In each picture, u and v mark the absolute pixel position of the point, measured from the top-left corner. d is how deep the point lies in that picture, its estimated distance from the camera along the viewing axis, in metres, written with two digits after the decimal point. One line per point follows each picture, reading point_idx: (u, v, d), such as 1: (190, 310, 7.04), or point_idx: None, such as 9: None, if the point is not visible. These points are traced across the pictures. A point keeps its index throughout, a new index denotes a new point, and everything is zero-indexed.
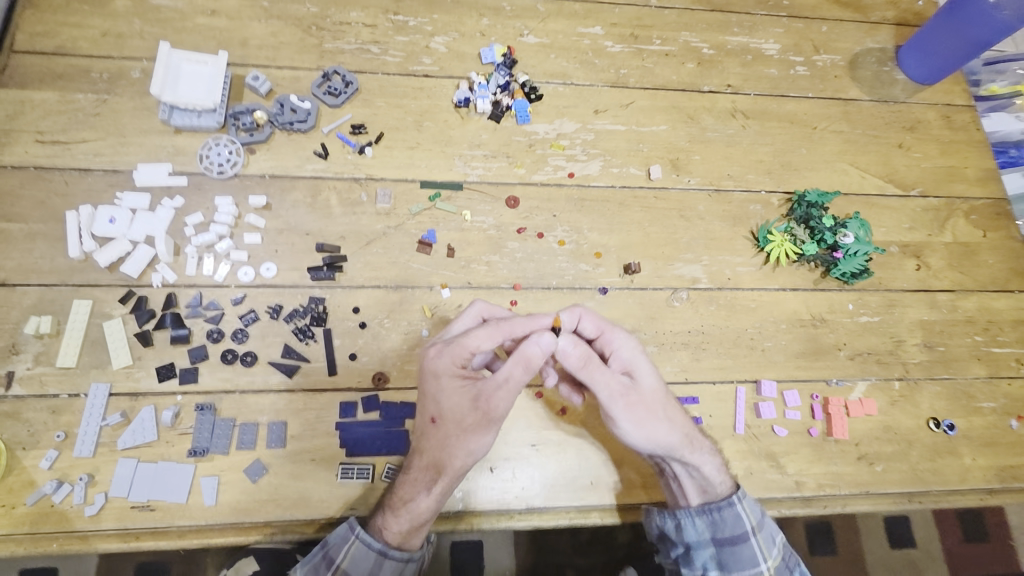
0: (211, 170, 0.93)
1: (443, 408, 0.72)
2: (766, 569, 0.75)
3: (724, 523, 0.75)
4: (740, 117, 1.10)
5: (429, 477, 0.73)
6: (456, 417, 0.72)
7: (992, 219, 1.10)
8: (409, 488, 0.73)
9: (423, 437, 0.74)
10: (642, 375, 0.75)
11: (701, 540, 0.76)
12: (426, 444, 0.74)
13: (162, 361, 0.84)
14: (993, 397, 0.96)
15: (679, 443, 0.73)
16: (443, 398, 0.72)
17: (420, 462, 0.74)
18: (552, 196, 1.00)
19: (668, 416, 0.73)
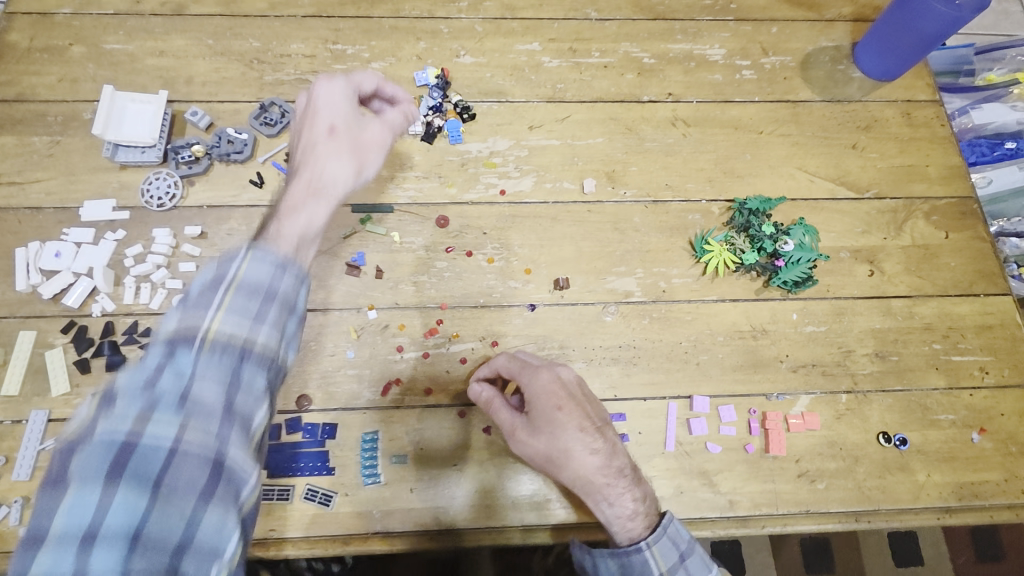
0: (151, 204, 0.97)
1: (333, 121, 0.80)
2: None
3: (632, 569, 0.70)
4: (680, 125, 1.08)
5: (325, 175, 0.75)
6: (347, 136, 0.79)
7: (956, 219, 1.03)
8: (298, 199, 0.71)
9: (311, 151, 0.77)
10: (549, 414, 0.74)
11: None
12: (320, 130, 0.79)
13: (98, 388, 0.87)
14: (951, 409, 0.89)
15: (573, 482, 0.73)
16: (331, 113, 0.80)
17: (301, 186, 0.73)
18: (482, 214, 1.00)
19: (566, 456, 0.73)
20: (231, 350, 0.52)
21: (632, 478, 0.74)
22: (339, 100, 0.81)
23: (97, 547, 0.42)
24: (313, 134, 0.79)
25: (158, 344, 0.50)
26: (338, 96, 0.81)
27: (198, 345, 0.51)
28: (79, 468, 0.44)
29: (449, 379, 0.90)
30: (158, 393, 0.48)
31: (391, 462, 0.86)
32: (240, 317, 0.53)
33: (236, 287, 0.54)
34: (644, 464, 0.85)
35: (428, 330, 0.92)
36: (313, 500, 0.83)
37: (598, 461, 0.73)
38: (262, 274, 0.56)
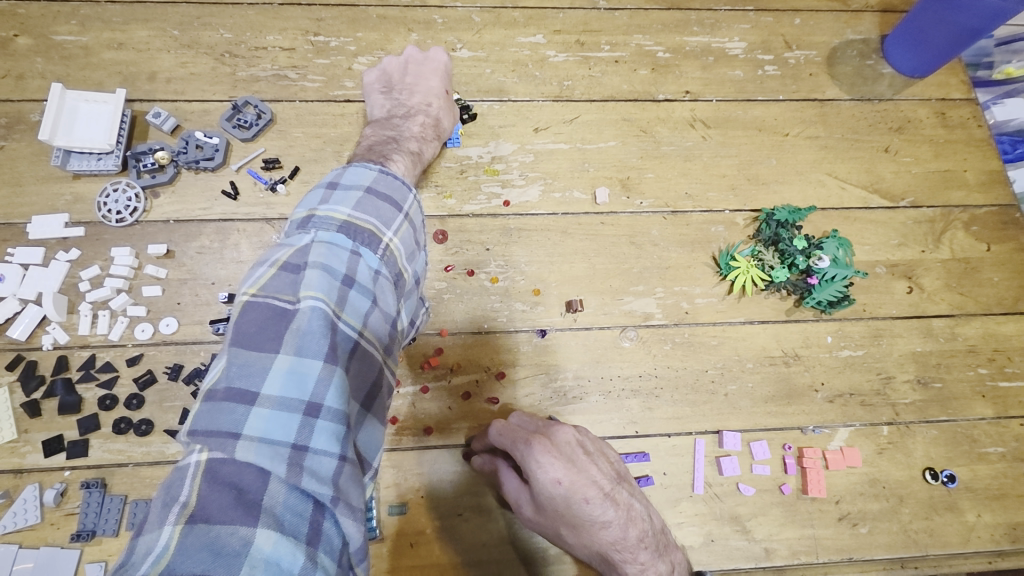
0: (109, 219, 0.85)
1: (440, 85, 0.88)
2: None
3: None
4: (700, 126, 0.99)
5: (429, 128, 0.85)
6: (449, 103, 0.89)
7: (998, 229, 0.95)
8: (411, 138, 0.82)
9: (423, 104, 0.86)
10: (546, 493, 0.60)
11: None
12: (421, 92, 0.87)
13: (51, 433, 0.77)
14: (1000, 441, 0.82)
15: (589, 555, 0.64)
16: (439, 80, 0.88)
17: (413, 127, 0.84)
18: (485, 228, 0.90)
19: (576, 532, 0.62)
20: (399, 266, 0.59)
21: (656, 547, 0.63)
22: (441, 70, 0.90)
23: (315, 405, 0.47)
24: (413, 91, 0.87)
25: (345, 238, 0.55)
26: (441, 67, 0.90)
27: (381, 253, 0.57)
28: (297, 331, 0.48)
29: (451, 416, 0.81)
30: (355, 285, 0.53)
31: (387, 513, 0.77)
32: (408, 247, 0.60)
33: (407, 219, 0.61)
34: (670, 509, 0.77)
35: (425, 362, 0.82)
36: None
37: (612, 536, 0.61)
38: (419, 219, 0.64)
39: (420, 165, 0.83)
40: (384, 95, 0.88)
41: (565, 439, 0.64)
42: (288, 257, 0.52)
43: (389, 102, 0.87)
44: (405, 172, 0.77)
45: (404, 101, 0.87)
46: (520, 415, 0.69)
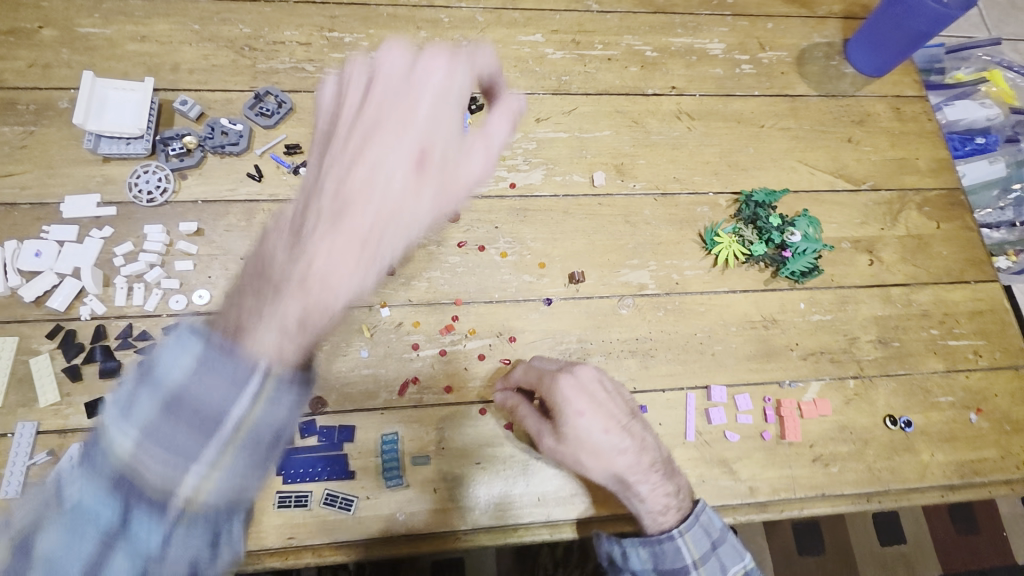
0: (141, 199, 0.91)
1: (406, 147, 0.57)
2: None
3: (665, 556, 0.71)
4: (685, 118, 1.09)
5: (366, 237, 0.54)
6: (414, 186, 0.57)
7: (946, 209, 1.07)
8: (321, 260, 0.51)
9: (360, 185, 0.55)
10: (571, 426, 0.69)
11: (643, 572, 0.71)
12: (372, 153, 0.57)
13: (92, 396, 0.82)
14: (950, 391, 0.93)
15: (605, 484, 0.71)
16: (400, 143, 0.57)
17: (326, 222, 0.53)
18: (493, 208, 0.98)
19: (595, 461, 0.71)
20: (211, 518, 0.47)
21: (663, 473, 0.72)
22: (416, 116, 0.59)
23: None
24: (362, 155, 0.56)
25: (114, 502, 0.45)
26: (422, 114, 0.59)
27: (175, 513, 0.45)
28: None
29: (468, 376, 0.88)
30: (116, 551, 0.44)
31: (412, 464, 0.83)
32: (231, 479, 0.47)
33: (230, 444, 0.47)
34: None
35: (444, 327, 0.90)
36: (334, 504, 0.80)
37: (628, 462, 0.69)
38: (268, 422, 0.48)
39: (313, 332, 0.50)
40: (322, 146, 0.59)
41: (585, 379, 0.72)
42: (39, 539, 0.44)
43: (319, 169, 0.57)
44: (277, 353, 0.48)
45: (335, 175, 0.56)
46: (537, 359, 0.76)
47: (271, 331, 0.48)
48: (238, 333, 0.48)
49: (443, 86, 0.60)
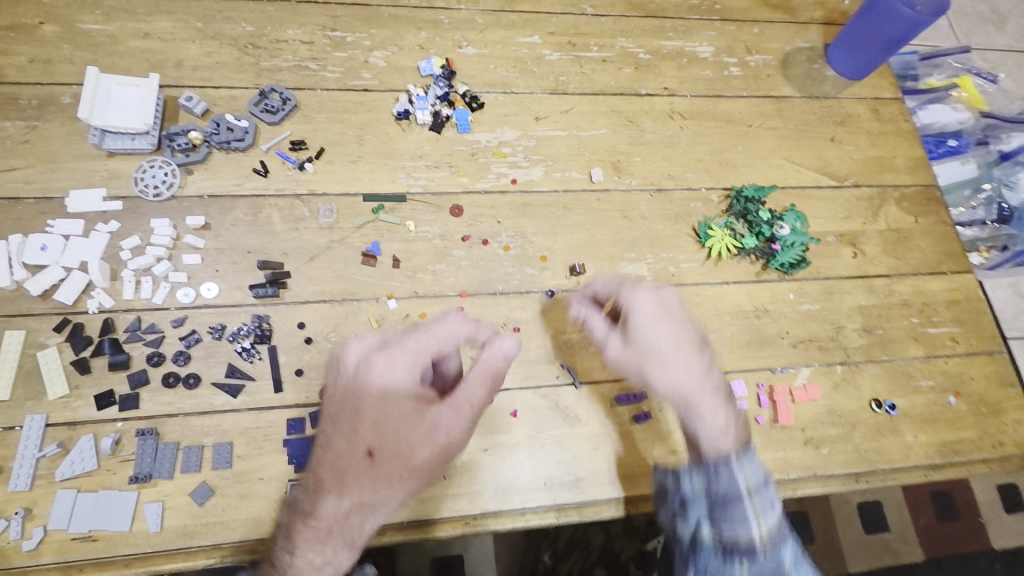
0: (147, 193, 0.91)
1: (380, 443, 0.71)
2: (754, 530, 0.72)
3: (718, 480, 0.72)
4: (678, 118, 1.13)
5: (335, 510, 0.71)
6: (397, 453, 0.71)
7: (923, 205, 1.13)
8: (320, 542, 0.70)
9: (354, 469, 0.71)
10: (644, 329, 0.77)
11: (695, 496, 0.75)
12: (342, 445, 0.73)
13: (101, 388, 0.82)
14: (930, 375, 0.99)
15: (666, 395, 0.75)
16: (385, 430, 0.72)
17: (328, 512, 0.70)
18: (496, 203, 1.01)
19: (658, 370, 0.75)
20: None
21: (724, 399, 0.76)
22: (387, 426, 0.72)
23: None
24: (334, 433, 0.73)
25: None
26: (381, 426, 0.72)
27: None
28: None
29: None
30: None
31: None
32: None
33: None
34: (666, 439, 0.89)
35: None
36: None
37: (694, 374, 0.75)
38: None
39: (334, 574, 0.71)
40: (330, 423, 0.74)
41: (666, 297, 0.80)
42: None
43: (324, 455, 0.73)
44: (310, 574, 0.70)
45: (336, 455, 0.72)
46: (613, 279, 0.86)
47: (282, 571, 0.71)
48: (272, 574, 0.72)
49: (411, 386, 0.74)
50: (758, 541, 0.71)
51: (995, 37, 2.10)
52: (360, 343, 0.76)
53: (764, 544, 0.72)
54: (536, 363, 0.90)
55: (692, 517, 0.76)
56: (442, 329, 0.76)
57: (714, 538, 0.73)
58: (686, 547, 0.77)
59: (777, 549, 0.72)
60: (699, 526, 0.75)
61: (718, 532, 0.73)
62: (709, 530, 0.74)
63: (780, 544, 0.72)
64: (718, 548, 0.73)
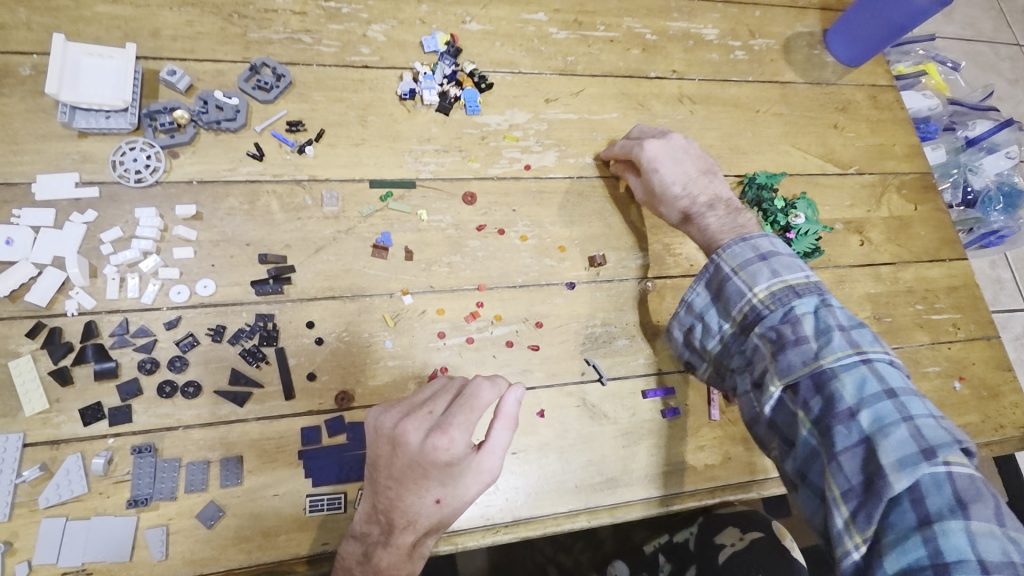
0: (128, 178, 0.82)
1: (442, 488, 0.68)
2: (752, 298, 0.73)
3: (711, 275, 0.78)
4: (687, 102, 1.11)
5: (405, 555, 0.69)
6: (453, 488, 0.68)
7: (921, 193, 1.15)
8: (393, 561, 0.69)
9: (415, 509, 0.68)
10: (653, 173, 0.89)
11: (706, 305, 0.79)
12: (405, 507, 0.68)
13: (87, 402, 0.73)
14: (936, 361, 1.01)
15: (676, 220, 0.89)
16: (442, 477, 0.68)
17: (404, 534, 0.69)
18: (510, 190, 0.96)
19: (667, 200, 0.88)
20: None
21: (727, 211, 0.86)
22: (443, 475, 0.68)
23: None
24: (393, 499, 0.68)
25: None
26: (440, 475, 0.67)
27: None
28: None
29: (497, 364, 0.85)
30: None
31: None
32: None
33: None
34: (694, 434, 0.87)
35: (469, 314, 0.87)
36: None
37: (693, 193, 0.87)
38: None
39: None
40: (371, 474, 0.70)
41: (675, 142, 0.91)
42: None
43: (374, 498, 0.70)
44: None
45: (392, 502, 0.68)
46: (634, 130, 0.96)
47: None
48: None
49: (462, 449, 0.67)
50: (759, 303, 0.72)
51: (940, 28, 2.25)
52: (384, 413, 0.70)
53: (767, 303, 0.71)
54: (561, 359, 0.87)
55: (714, 326, 0.78)
56: (478, 395, 0.70)
57: (733, 328, 0.75)
58: (723, 362, 0.78)
59: (785, 306, 0.70)
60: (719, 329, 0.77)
61: (731, 320, 0.75)
62: (728, 327, 0.76)
63: (790, 297, 0.70)
64: (738, 337, 0.75)
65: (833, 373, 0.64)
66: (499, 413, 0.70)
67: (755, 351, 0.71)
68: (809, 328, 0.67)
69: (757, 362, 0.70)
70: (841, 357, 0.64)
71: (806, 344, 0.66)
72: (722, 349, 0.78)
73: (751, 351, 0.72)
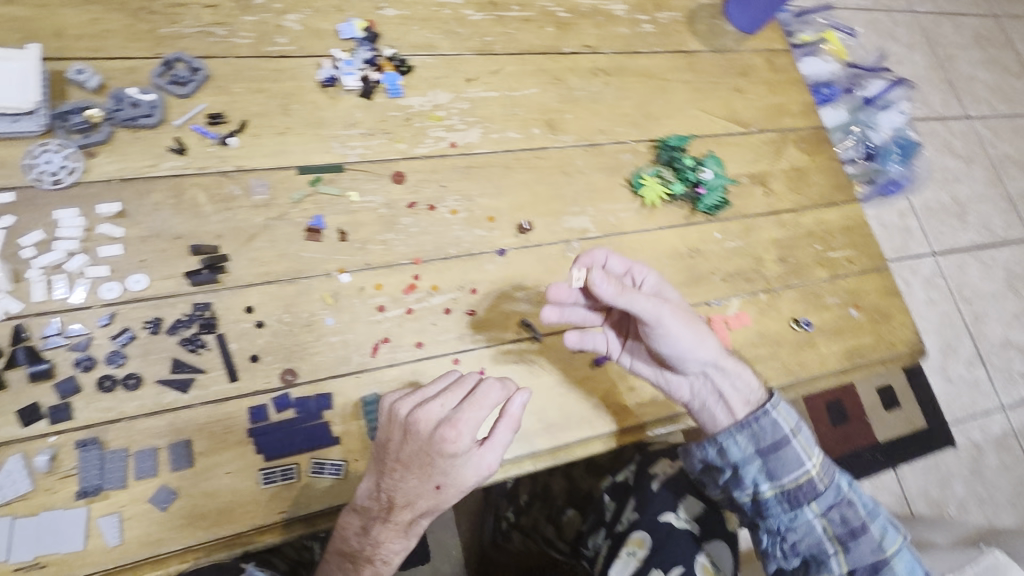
0: (43, 180, 0.81)
1: (445, 477, 0.76)
2: (810, 470, 0.90)
3: (765, 432, 0.90)
4: (601, 75, 1.17)
5: (401, 533, 0.79)
6: (454, 480, 0.76)
7: (816, 145, 1.27)
8: (391, 537, 0.78)
9: (420, 496, 0.76)
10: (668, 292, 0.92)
11: (745, 456, 0.91)
12: (408, 491, 0.76)
13: (24, 404, 0.73)
14: (836, 293, 1.14)
15: (715, 350, 0.86)
16: (445, 469, 0.75)
17: (403, 515, 0.77)
18: (438, 167, 1.00)
19: (699, 322, 0.87)
20: None
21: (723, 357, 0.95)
22: (447, 466, 0.75)
23: None
24: (397, 481, 0.76)
25: None
26: (446, 467, 0.75)
27: None
28: None
29: (437, 331, 0.90)
30: None
31: None
32: None
33: None
34: (626, 377, 0.96)
35: (407, 287, 0.91)
36: (321, 472, 0.80)
37: (719, 347, 0.87)
38: None
39: (398, 557, 0.81)
40: (377, 460, 0.78)
41: None
42: None
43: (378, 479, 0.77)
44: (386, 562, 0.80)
45: (397, 485, 0.76)
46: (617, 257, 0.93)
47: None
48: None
49: (465, 443, 0.75)
50: (816, 476, 0.90)
51: None
52: (399, 402, 0.77)
53: (822, 479, 0.90)
54: (497, 322, 0.94)
55: (750, 481, 0.92)
56: (487, 393, 0.76)
57: (777, 492, 0.90)
58: (754, 510, 0.93)
59: (830, 479, 0.92)
60: (757, 487, 0.91)
61: (776, 486, 0.90)
62: (767, 484, 0.91)
63: (834, 473, 0.92)
64: (781, 501, 0.91)
65: (890, 560, 0.88)
66: (503, 414, 0.77)
67: (809, 526, 0.90)
68: (859, 507, 0.91)
69: (806, 525, 0.90)
70: (896, 545, 0.89)
71: (867, 529, 0.89)
72: (752, 501, 0.93)
73: (799, 519, 0.90)
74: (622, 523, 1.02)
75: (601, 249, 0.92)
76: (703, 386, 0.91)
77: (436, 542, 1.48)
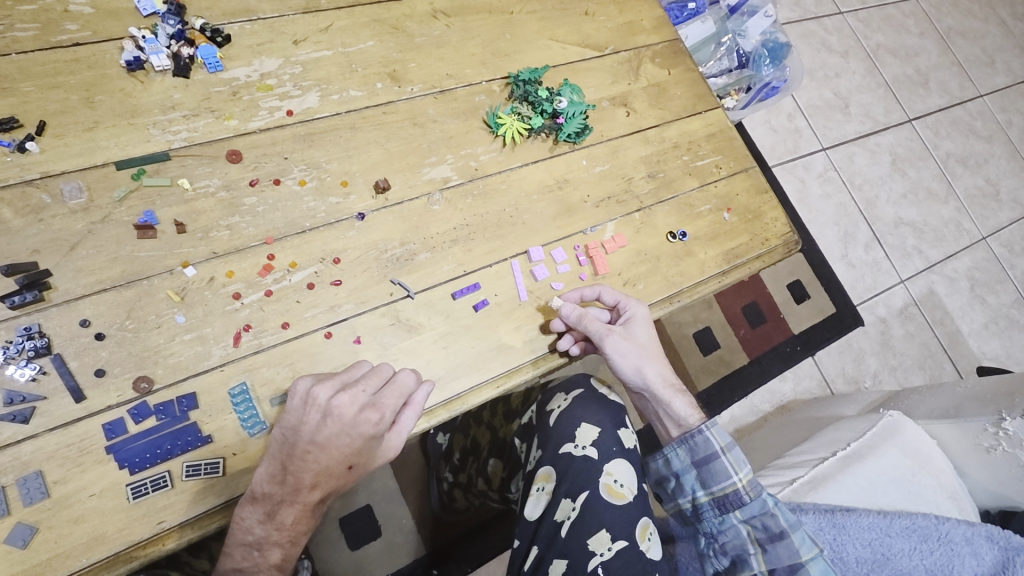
0: None
1: (361, 455, 0.79)
2: (737, 479, 0.97)
3: (698, 446, 0.99)
4: (442, 17, 1.10)
5: (306, 515, 0.80)
6: (368, 458, 0.81)
7: (672, 58, 1.27)
8: (303, 522, 0.80)
9: (333, 480, 0.79)
10: (637, 329, 0.99)
11: (685, 465, 1.00)
12: (322, 472, 0.78)
13: None
14: (707, 201, 1.17)
15: (652, 382, 0.99)
16: (359, 450, 0.79)
17: (312, 494, 0.78)
18: (277, 139, 0.94)
19: (643, 360, 0.99)
20: None
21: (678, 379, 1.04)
22: (359, 446, 0.79)
23: None
24: (312, 463, 0.76)
25: None
26: (358, 447, 0.78)
27: None
28: None
29: (302, 308, 0.87)
30: None
31: (272, 406, 0.83)
32: None
33: None
34: (507, 318, 0.97)
35: (262, 269, 0.87)
36: (195, 475, 0.77)
37: (657, 375, 0.99)
38: None
39: (298, 544, 0.81)
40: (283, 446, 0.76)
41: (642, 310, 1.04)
42: None
43: (284, 461, 0.76)
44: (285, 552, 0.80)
45: (309, 465, 0.76)
46: (608, 288, 1.00)
47: (264, 569, 0.78)
48: (243, 572, 0.78)
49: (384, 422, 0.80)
50: (741, 486, 0.97)
51: None
52: (318, 387, 0.77)
53: (746, 490, 0.97)
54: (366, 287, 0.91)
55: (689, 488, 1.01)
56: (403, 378, 0.82)
57: (709, 497, 0.99)
58: (694, 515, 1.02)
59: (758, 490, 0.97)
60: (695, 493, 1.01)
61: (708, 492, 0.99)
62: (702, 491, 1.00)
63: (761, 486, 0.97)
64: (711, 506, 0.99)
65: (805, 564, 0.93)
66: (409, 402, 0.83)
67: (736, 529, 0.98)
68: (782, 516, 0.96)
69: (734, 534, 0.98)
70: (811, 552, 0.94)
71: (785, 535, 0.95)
72: (691, 504, 1.02)
73: (729, 527, 0.98)
74: (530, 462, 1.06)
75: (594, 287, 1.00)
76: (645, 402, 1.04)
77: (385, 516, 1.48)
